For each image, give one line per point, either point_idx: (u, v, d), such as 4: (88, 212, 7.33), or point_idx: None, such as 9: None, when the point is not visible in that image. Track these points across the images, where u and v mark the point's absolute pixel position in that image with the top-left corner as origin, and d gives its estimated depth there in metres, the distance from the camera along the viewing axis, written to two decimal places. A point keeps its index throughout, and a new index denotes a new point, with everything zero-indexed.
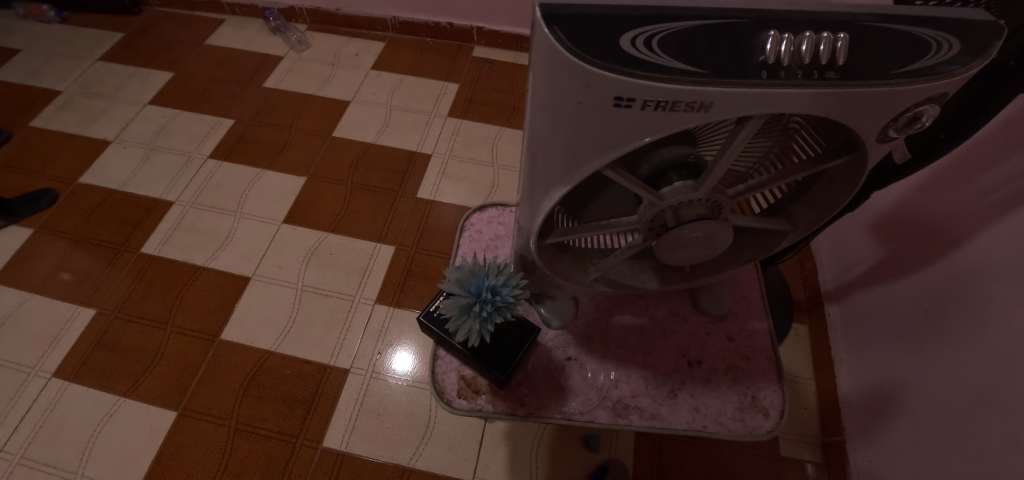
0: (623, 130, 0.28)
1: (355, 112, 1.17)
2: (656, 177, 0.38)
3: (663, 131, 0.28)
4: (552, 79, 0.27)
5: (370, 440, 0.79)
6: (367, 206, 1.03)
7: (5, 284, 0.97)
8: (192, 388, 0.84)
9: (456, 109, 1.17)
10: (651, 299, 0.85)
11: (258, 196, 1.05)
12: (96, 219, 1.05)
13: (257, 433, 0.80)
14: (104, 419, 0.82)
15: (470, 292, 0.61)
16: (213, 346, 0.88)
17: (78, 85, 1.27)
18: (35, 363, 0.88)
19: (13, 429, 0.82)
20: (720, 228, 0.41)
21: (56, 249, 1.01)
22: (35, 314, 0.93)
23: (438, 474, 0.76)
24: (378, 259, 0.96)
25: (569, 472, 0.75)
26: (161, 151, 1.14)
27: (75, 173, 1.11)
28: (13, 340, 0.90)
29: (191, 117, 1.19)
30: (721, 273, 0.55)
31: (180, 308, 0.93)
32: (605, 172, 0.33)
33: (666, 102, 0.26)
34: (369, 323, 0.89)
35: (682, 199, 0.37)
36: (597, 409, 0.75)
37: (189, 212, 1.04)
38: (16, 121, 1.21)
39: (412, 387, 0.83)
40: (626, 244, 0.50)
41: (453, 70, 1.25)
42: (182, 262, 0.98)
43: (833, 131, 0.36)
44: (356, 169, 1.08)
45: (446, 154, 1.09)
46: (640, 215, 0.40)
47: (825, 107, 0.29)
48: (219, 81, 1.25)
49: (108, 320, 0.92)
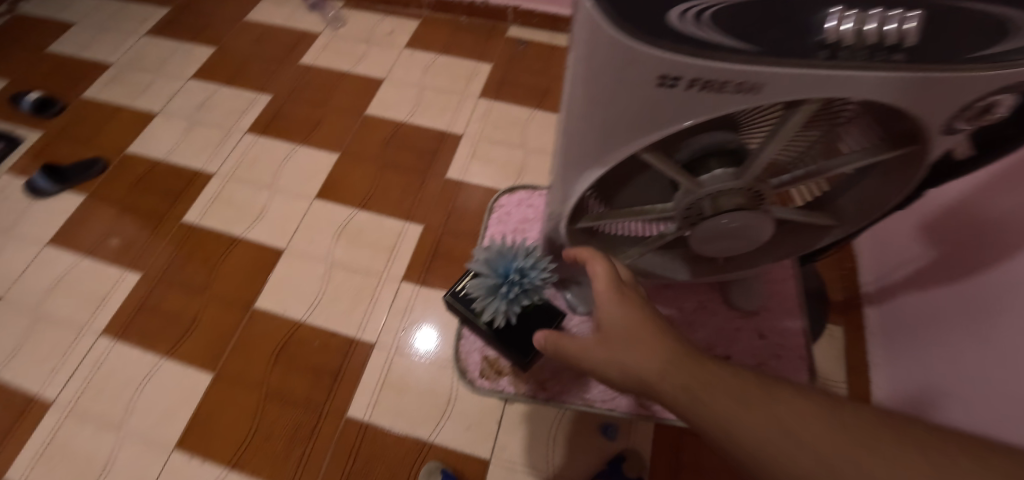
0: (665, 112, 0.27)
1: (388, 90, 1.18)
2: (695, 163, 0.36)
3: (708, 114, 0.27)
4: (593, 56, 0.25)
5: (392, 413, 0.81)
6: (396, 184, 1.04)
7: (60, 246, 1.03)
8: (227, 353, 0.88)
9: (488, 90, 1.15)
10: (682, 291, 0.83)
11: (293, 171, 1.08)
12: (141, 188, 1.10)
13: (286, 399, 0.83)
14: (146, 377, 0.88)
15: (498, 271, 0.61)
16: (247, 314, 0.92)
17: (126, 59, 1.32)
18: (85, 321, 0.94)
19: (66, 380, 0.88)
20: (760, 220, 0.39)
21: (105, 215, 1.07)
22: (86, 276, 0.99)
23: (456, 451, 0.77)
24: (406, 237, 0.97)
25: (585, 457, 0.76)
26: (202, 124, 1.17)
27: (123, 144, 1.17)
28: (67, 298, 0.97)
29: (230, 92, 1.22)
30: (757, 266, 0.53)
31: (217, 276, 0.97)
32: (642, 155, 0.32)
33: (713, 82, 0.24)
34: (395, 300, 0.91)
35: (721, 187, 0.35)
36: (619, 398, 0.78)
37: (227, 185, 1.08)
38: (70, 93, 1.27)
39: (434, 365, 0.85)
40: (659, 232, 0.49)
41: (486, 50, 1.23)
42: (219, 232, 1.02)
43: (893, 121, 0.33)
44: (387, 147, 1.09)
45: (476, 135, 1.09)
46: (675, 203, 0.38)
47: (889, 93, 0.27)
48: (257, 56, 1.28)
49: (151, 285, 0.97)
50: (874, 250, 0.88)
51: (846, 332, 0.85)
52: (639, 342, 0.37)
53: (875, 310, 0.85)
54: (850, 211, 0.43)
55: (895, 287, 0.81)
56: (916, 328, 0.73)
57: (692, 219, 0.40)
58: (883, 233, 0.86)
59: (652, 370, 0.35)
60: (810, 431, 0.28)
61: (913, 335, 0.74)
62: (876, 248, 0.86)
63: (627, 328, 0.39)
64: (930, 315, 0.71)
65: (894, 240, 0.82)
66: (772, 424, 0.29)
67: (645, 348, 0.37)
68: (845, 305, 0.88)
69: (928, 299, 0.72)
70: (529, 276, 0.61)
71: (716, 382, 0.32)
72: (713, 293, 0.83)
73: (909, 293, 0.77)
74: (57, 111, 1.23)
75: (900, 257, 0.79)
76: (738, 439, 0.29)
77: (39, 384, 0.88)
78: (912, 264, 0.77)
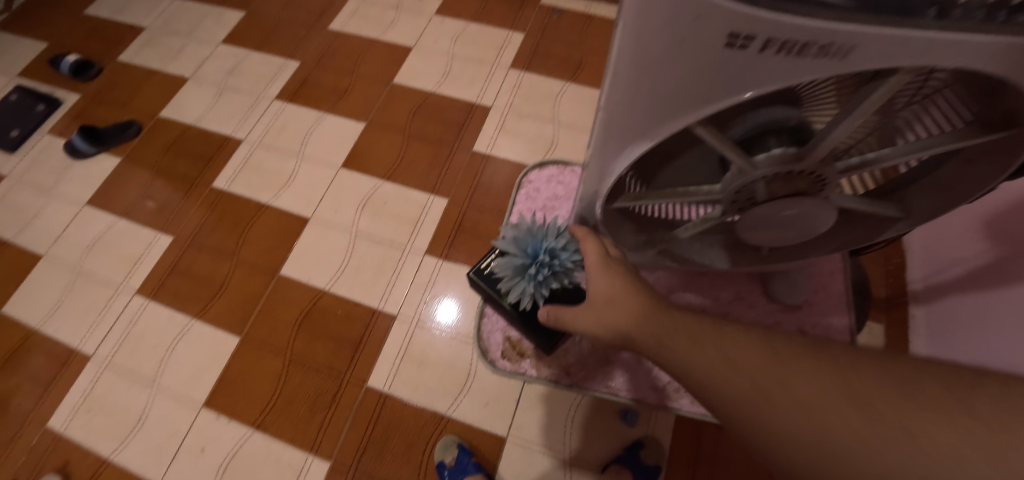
0: (729, 80, 0.24)
1: (416, 59, 1.15)
2: (751, 142, 0.33)
3: (780, 83, 0.23)
4: (653, 11, 0.22)
5: (411, 385, 0.81)
6: (422, 156, 1.02)
7: (98, 207, 1.07)
8: (253, 318, 0.90)
9: (519, 61, 1.11)
10: (717, 280, 0.80)
11: (320, 139, 1.07)
12: (174, 152, 1.11)
13: (309, 365, 0.85)
14: (178, 336, 0.91)
15: (527, 252, 0.59)
16: (274, 280, 0.93)
17: (159, 22, 1.33)
18: (121, 280, 0.97)
19: (104, 336, 0.92)
20: (818, 207, 0.36)
21: (140, 178, 1.09)
22: (122, 236, 1.02)
23: (474, 427, 0.77)
24: (431, 211, 0.96)
25: (605, 442, 0.75)
26: (232, 90, 1.17)
27: (156, 108, 1.18)
28: (104, 257, 1.00)
29: (260, 58, 1.21)
30: (804, 258, 0.49)
31: (245, 242, 0.98)
32: (695, 130, 0.29)
33: (795, 43, 0.21)
34: (418, 273, 0.90)
35: (779, 170, 0.32)
36: (645, 389, 0.76)
37: (256, 152, 1.08)
38: (106, 56, 1.29)
39: (455, 340, 0.84)
40: (699, 216, 0.46)
41: (519, 18, 1.18)
42: (248, 198, 1.03)
43: (989, 99, 0.29)
44: (414, 118, 1.07)
45: (506, 108, 1.05)
46: (724, 186, 0.35)
47: (1005, 63, 0.22)
48: (286, 21, 1.26)
49: (183, 248, 1.00)
50: (927, 245, 0.82)
51: (888, 330, 0.80)
52: (617, 307, 0.42)
53: (921, 310, 0.80)
54: (920, 203, 0.39)
55: (947, 286, 0.76)
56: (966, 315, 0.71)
57: (742, 202, 0.37)
58: (940, 227, 0.80)
59: (628, 326, 0.41)
60: (743, 359, 0.33)
61: (962, 322, 0.71)
62: (929, 244, 0.81)
63: (608, 292, 0.44)
64: (986, 317, 0.66)
65: (954, 235, 0.76)
66: (718, 360, 0.34)
67: (621, 308, 0.42)
68: (888, 302, 0.83)
69: (985, 301, 0.67)
70: (560, 259, 0.59)
71: (678, 331, 0.38)
72: (753, 284, 0.78)
73: (964, 293, 0.72)
74: (94, 74, 1.25)
75: (958, 253, 0.74)
76: (720, 402, 0.33)
77: (79, 338, 0.92)
78: (969, 262, 0.71)
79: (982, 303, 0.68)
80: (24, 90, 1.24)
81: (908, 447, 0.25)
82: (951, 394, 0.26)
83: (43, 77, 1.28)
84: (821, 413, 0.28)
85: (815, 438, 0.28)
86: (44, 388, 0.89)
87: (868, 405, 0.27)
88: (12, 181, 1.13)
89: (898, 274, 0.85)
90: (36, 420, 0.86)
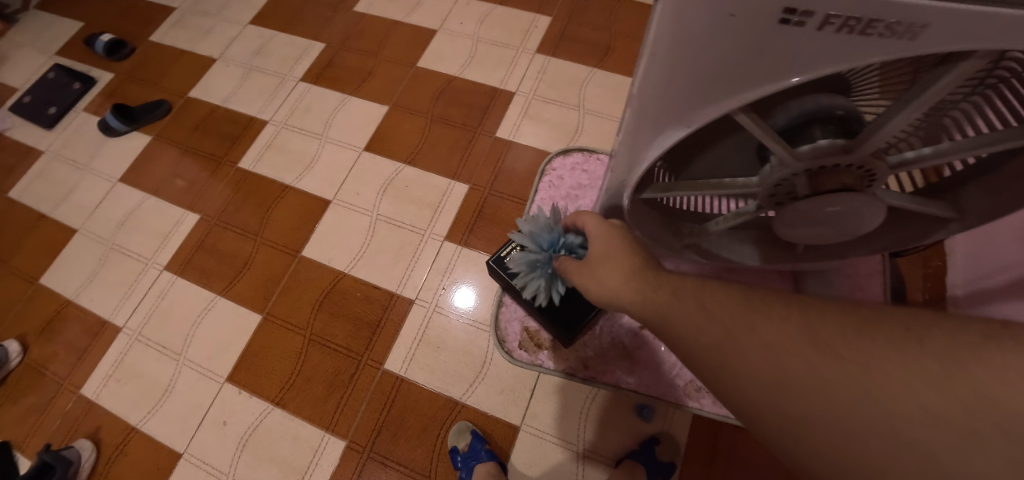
0: (780, 62, 0.22)
1: (441, 42, 1.13)
2: (794, 132, 0.31)
3: (835, 65, 0.21)
4: None
5: (427, 370, 0.82)
6: (444, 141, 1.01)
7: (130, 184, 1.10)
8: (274, 297, 0.92)
9: (545, 45, 1.08)
10: (745, 276, 0.77)
11: (343, 122, 1.07)
12: (202, 132, 1.13)
13: (328, 346, 0.86)
14: (203, 312, 0.93)
15: (542, 247, 0.58)
16: (295, 261, 0.94)
17: (189, 2, 1.34)
18: (151, 256, 1.00)
19: (134, 309, 0.96)
20: (863, 204, 0.33)
21: (170, 156, 1.12)
22: (152, 213, 1.05)
23: (488, 414, 0.78)
24: (451, 196, 0.95)
25: (619, 436, 0.74)
26: (258, 71, 1.18)
27: (186, 87, 1.20)
28: (136, 233, 1.04)
29: (286, 39, 1.21)
30: (843, 257, 0.47)
31: (269, 222, 0.99)
32: (736, 117, 0.27)
33: (856, 20, 0.19)
34: (436, 259, 0.90)
35: (824, 162, 0.30)
36: (665, 387, 0.75)
37: (281, 133, 1.09)
38: (138, 35, 1.31)
39: (471, 326, 0.84)
40: (731, 211, 0.44)
41: (546, 1, 1.15)
42: (272, 179, 1.04)
43: None
44: (437, 102, 1.06)
45: (530, 93, 1.03)
46: (762, 178, 0.33)
47: None
48: (313, 2, 1.26)
49: (209, 226, 1.02)
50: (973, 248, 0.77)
51: None
52: (608, 266, 0.42)
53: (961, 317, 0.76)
54: (977, 203, 0.36)
55: (992, 292, 0.71)
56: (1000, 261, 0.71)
57: (779, 197, 0.35)
58: (988, 230, 0.75)
59: (618, 283, 0.40)
60: (718, 308, 0.34)
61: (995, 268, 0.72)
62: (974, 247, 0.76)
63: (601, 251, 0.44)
64: None
65: (1004, 238, 0.72)
66: (696, 314, 0.34)
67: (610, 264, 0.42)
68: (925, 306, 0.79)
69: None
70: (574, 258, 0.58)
71: (662, 287, 0.38)
72: (785, 283, 0.75)
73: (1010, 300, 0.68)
74: (127, 53, 1.28)
75: (1006, 257, 0.70)
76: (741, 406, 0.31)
77: (111, 310, 0.96)
78: (1019, 268, 0.67)
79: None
80: (61, 68, 1.28)
81: (862, 385, 0.26)
82: (906, 333, 0.26)
83: (78, 56, 1.31)
84: (785, 359, 0.29)
85: (776, 378, 0.29)
86: (78, 356, 0.93)
87: (826, 346, 0.28)
88: (50, 156, 1.17)
89: (937, 278, 0.81)
90: (71, 387, 0.90)
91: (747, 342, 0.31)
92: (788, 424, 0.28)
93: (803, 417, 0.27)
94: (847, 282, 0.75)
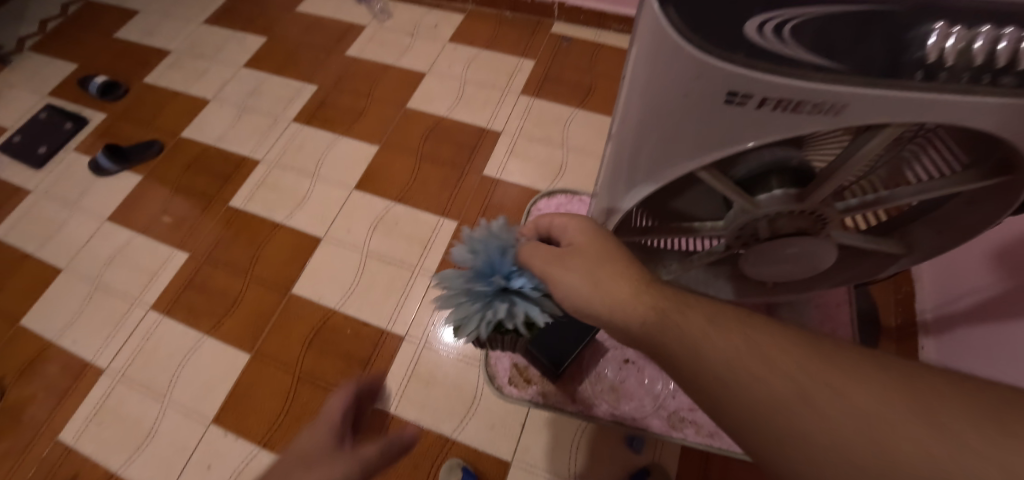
0: (729, 131, 0.25)
1: (430, 84, 1.18)
2: (753, 182, 0.34)
3: (777, 134, 0.25)
4: (661, 66, 0.24)
5: (418, 406, 0.82)
6: (434, 179, 1.04)
7: (118, 222, 1.10)
8: (264, 334, 0.92)
9: (529, 87, 1.14)
10: None
11: (335, 161, 1.10)
12: (193, 170, 1.15)
13: (317, 384, 0.86)
14: (190, 352, 0.92)
15: (477, 284, 0.49)
16: (285, 298, 0.95)
17: (185, 46, 1.38)
18: (137, 295, 1.00)
19: (118, 349, 0.94)
20: (820, 244, 0.37)
21: (160, 195, 1.12)
22: (140, 251, 1.05)
23: (479, 450, 0.77)
24: (441, 232, 0.98)
25: (610, 469, 0.74)
26: (251, 111, 1.22)
27: (179, 127, 1.22)
28: (123, 271, 1.03)
29: (279, 81, 1.26)
30: (810, 289, 0.50)
31: (258, 260, 1.00)
32: (699, 173, 0.31)
33: (789, 101, 0.23)
34: (426, 294, 0.92)
35: (780, 209, 0.33)
36: (650, 417, 0.76)
37: (273, 172, 1.11)
38: (133, 77, 1.35)
39: (461, 361, 0.85)
40: (706, 249, 0.47)
41: (530, 46, 1.22)
42: (263, 217, 1.05)
43: (986, 147, 0.30)
44: (426, 141, 1.10)
45: (516, 133, 1.08)
46: (728, 222, 0.36)
47: (997, 120, 0.24)
48: (306, 46, 1.31)
49: (198, 264, 1.02)
50: (937, 275, 0.82)
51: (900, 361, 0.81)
52: (609, 273, 0.37)
53: (932, 341, 0.80)
54: (925, 240, 0.40)
55: (957, 317, 0.76)
56: (954, 271, 0.79)
57: (745, 238, 0.38)
58: (948, 257, 0.81)
59: (622, 297, 0.35)
60: (784, 358, 0.29)
61: (950, 277, 0.79)
62: (938, 274, 0.81)
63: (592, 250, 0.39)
64: (995, 349, 0.66)
65: (962, 267, 0.77)
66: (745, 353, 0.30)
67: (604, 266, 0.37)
68: (899, 332, 0.83)
69: (994, 332, 0.68)
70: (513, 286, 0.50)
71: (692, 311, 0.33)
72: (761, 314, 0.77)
73: (975, 325, 0.72)
74: (121, 94, 1.30)
75: (964, 284, 0.75)
76: None
77: (94, 351, 0.95)
78: (979, 294, 0.72)
79: (991, 335, 0.68)
80: (54, 108, 1.30)
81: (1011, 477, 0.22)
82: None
83: (72, 96, 1.34)
84: (889, 433, 0.24)
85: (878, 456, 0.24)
86: (58, 399, 0.90)
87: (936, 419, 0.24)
88: (38, 195, 1.17)
89: (907, 304, 0.85)
90: (49, 432, 0.88)
91: (767, 376, 0.28)
92: (772, 451, 0.27)
93: (791, 447, 0.27)
94: (822, 311, 0.78)
